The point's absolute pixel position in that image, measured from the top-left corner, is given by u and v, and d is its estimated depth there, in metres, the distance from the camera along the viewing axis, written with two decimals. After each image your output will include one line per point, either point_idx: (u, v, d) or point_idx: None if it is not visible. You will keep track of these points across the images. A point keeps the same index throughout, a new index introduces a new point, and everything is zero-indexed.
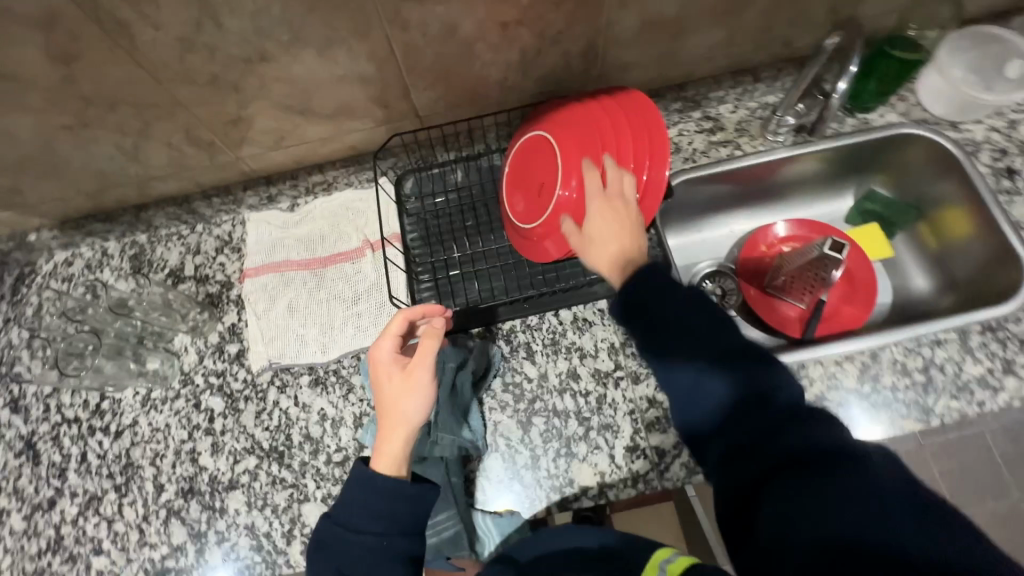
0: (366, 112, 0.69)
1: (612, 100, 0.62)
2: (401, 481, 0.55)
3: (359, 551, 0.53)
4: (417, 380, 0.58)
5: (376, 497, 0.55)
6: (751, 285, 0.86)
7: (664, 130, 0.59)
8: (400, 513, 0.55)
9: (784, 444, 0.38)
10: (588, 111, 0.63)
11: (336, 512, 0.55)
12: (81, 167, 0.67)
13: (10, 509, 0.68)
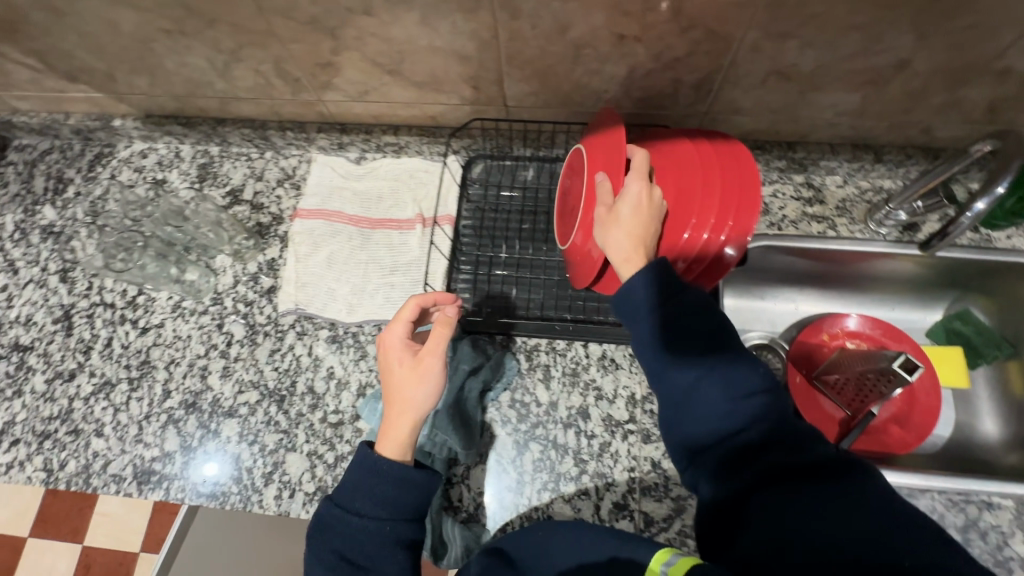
0: (453, 88, 0.66)
1: (709, 147, 0.57)
2: (407, 467, 0.50)
3: (359, 537, 0.48)
4: (424, 359, 0.53)
5: (382, 480, 0.49)
6: (798, 373, 0.78)
7: (758, 191, 0.53)
8: (405, 500, 0.49)
9: (779, 461, 0.40)
10: (697, 150, 0.57)
11: (336, 495, 0.50)
12: (172, 72, 0.68)
13: (35, 370, 0.72)
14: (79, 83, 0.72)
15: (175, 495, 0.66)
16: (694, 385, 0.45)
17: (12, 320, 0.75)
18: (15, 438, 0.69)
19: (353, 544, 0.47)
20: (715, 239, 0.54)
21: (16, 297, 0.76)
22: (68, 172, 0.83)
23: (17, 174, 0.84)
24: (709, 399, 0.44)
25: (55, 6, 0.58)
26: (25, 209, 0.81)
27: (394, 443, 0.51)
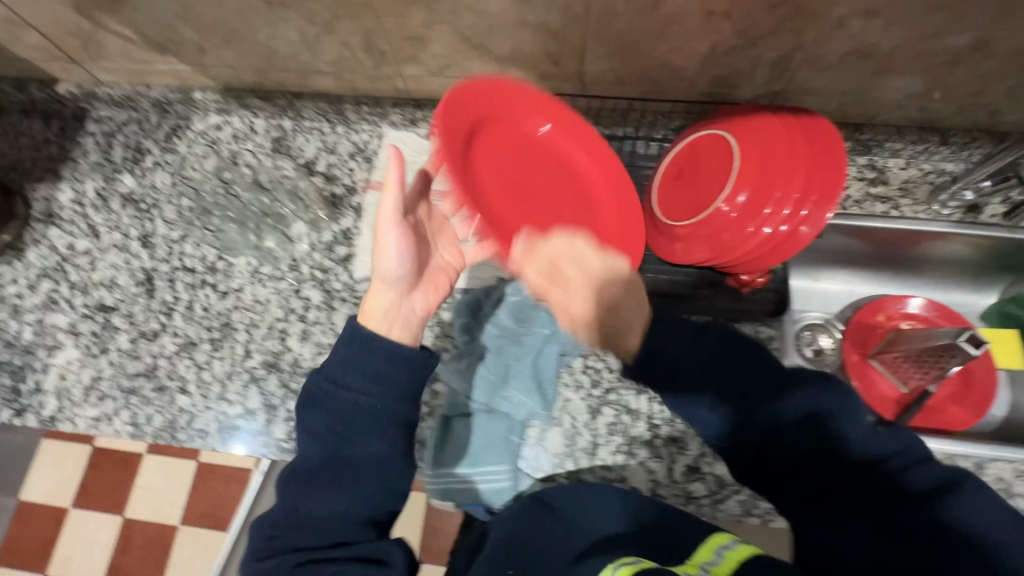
0: (534, 64, 0.68)
1: (795, 127, 0.59)
2: (398, 345, 0.55)
3: (353, 411, 0.53)
4: (388, 229, 0.55)
5: (357, 344, 0.54)
6: (854, 352, 0.81)
7: (839, 174, 0.56)
8: (395, 380, 0.54)
9: (858, 501, 0.47)
10: (784, 125, 0.59)
11: (325, 367, 0.55)
12: (262, 44, 0.71)
13: (119, 329, 0.75)
14: (168, 55, 0.75)
15: (260, 450, 0.68)
16: (706, 413, 0.54)
17: (96, 282, 0.78)
18: (102, 394, 0.72)
19: (338, 415, 0.53)
20: (795, 218, 0.57)
21: (99, 261, 0.79)
22: (145, 143, 0.86)
23: (96, 143, 0.86)
24: (715, 423, 0.54)
25: None
26: (105, 178, 0.84)
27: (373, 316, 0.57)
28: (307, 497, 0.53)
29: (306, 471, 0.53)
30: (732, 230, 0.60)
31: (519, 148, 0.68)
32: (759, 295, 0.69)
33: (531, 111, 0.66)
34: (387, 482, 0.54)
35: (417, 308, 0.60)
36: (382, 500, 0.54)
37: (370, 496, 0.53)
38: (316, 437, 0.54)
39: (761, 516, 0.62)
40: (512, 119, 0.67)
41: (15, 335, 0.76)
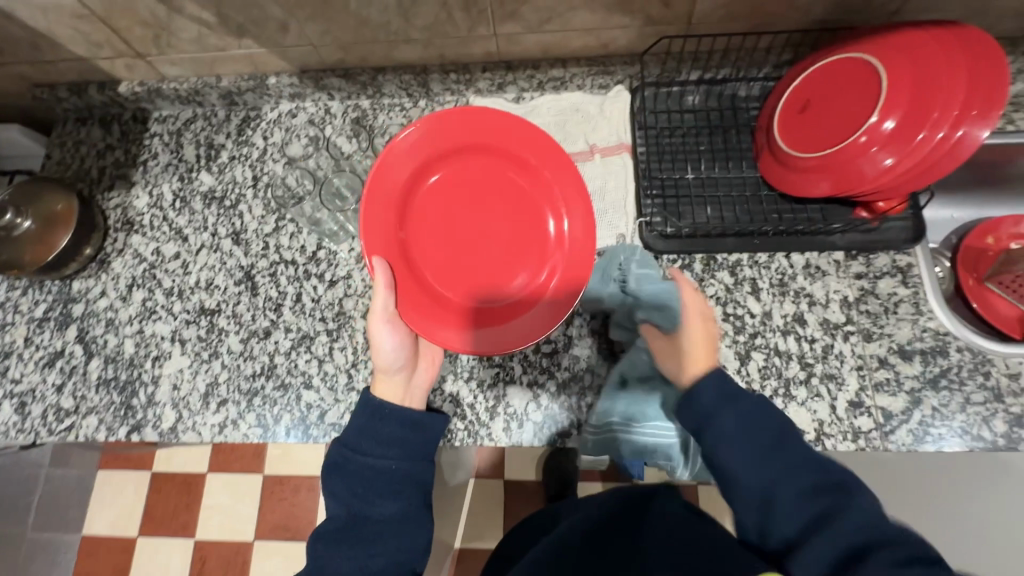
0: (642, 8, 0.66)
1: (953, 46, 0.56)
2: (408, 409, 0.57)
3: (371, 473, 0.54)
4: (381, 324, 0.59)
5: (371, 472, 0.54)
6: (970, 276, 0.80)
7: (1002, 92, 0.53)
8: (411, 439, 0.56)
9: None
10: (933, 39, 0.57)
11: (344, 434, 0.56)
12: (352, 14, 0.67)
13: (227, 331, 0.72)
14: (246, 38, 0.71)
15: None
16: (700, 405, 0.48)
17: (193, 286, 0.74)
18: (221, 398, 0.69)
19: (359, 481, 0.54)
20: (952, 139, 0.55)
21: (191, 264, 0.75)
22: (217, 138, 0.82)
23: (164, 144, 0.82)
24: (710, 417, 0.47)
25: None
26: (181, 178, 0.80)
27: (384, 382, 0.61)
28: (331, 553, 0.51)
29: (332, 529, 0.52)
30: (878, 157, 0.58)
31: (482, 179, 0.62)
32: (890, 223, 0.68)
33: (390, 154, 0.58)
34: (410, 543, 0.53)
35: (422, 386, 0.63)
36: (407, 555, 0.52)
37: (396, 550, 0.52)
38: (339, 500, 0.54)
39: (934, 443, 0.60)
40: (389, 162, 0.58)
41: (116, 349, 0.72)
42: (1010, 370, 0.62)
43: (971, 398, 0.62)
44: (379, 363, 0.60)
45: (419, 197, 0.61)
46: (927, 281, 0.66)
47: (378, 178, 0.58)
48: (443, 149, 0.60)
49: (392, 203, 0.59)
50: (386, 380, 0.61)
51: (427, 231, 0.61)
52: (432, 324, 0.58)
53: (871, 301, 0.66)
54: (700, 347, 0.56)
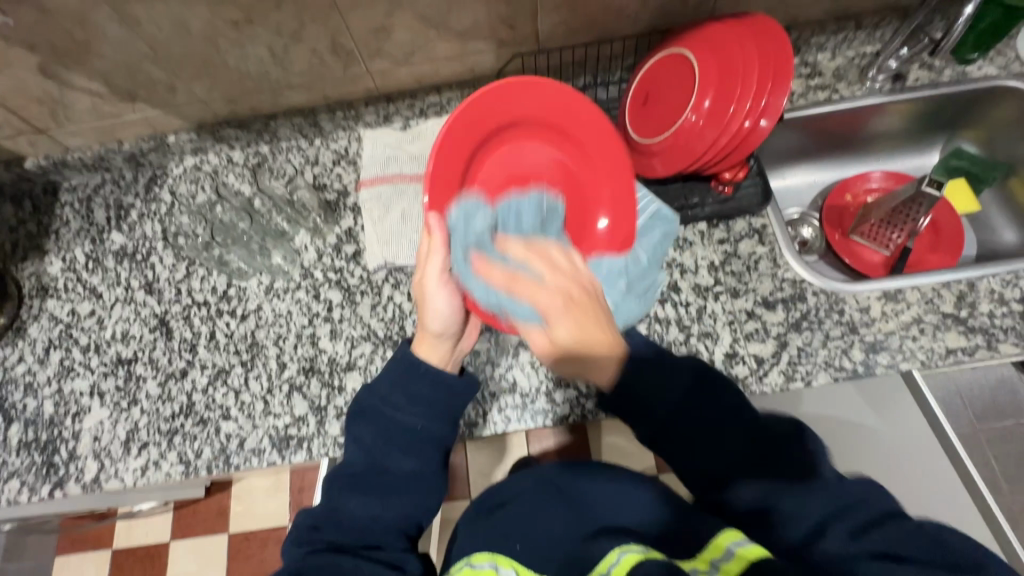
0: (492, 33, 0.73)
1: (748, 33, 0.65)
2: (444, 370, 0.55)
3: (396, 427, 0.52)
4: (437, 290, 0.56)
5: (398, 421, 0.52)
6: (836, 232, 0.90)
7: (790, 67, 0.62)
8: (441, 400, 0.54)
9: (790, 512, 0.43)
10: (731, 27, 0.66)
11: (376, 383, 0.55)
12: (232, 68, 0.73)
13: (145, 376, 0.74)
14: (138, 102, 0.76)
15: (319, 452, 0.68)
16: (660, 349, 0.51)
17: (109, 339, 0.77)
18: (143, 442, 0.71)
19: (386, 435, 0.52)
20: (756, 111, 0.63)
21: (106, 318, 0.78)
22: (126, 199, 0.86)
23: (75, 211, 0.85)
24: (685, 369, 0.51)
25: (132, 14, 0.63)
26: (92, 240, 0.83)
27: (429, 344, 0.58)
28: (344, 498, 0.50)
29: (350, 476, 0.51)
30: (704, 135, 0.66)
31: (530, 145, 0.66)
32: (744, 190, 0.75)
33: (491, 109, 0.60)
34: (420, 505, 0.51)
35: (466, 352, 0.61)
36: (415, 512, 0.51)
37: (407, 507, 0.51)
38: (361, 447, 0.52)
39: (803, 378, 0.66)
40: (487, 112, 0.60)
41: (35, 412, 0.74)
42: (860, 305, 0.69)
43: (830, 334, 0.68)
44: (431, 326, 0.57)
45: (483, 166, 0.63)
46: (780, 237, 0.74)
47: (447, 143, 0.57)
48: (515, 119, 0.63)
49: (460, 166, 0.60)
50: (433, 346, 0.57)
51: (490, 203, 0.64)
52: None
53: (734, 262, 0.73)
54: (586, 344, 0.46)
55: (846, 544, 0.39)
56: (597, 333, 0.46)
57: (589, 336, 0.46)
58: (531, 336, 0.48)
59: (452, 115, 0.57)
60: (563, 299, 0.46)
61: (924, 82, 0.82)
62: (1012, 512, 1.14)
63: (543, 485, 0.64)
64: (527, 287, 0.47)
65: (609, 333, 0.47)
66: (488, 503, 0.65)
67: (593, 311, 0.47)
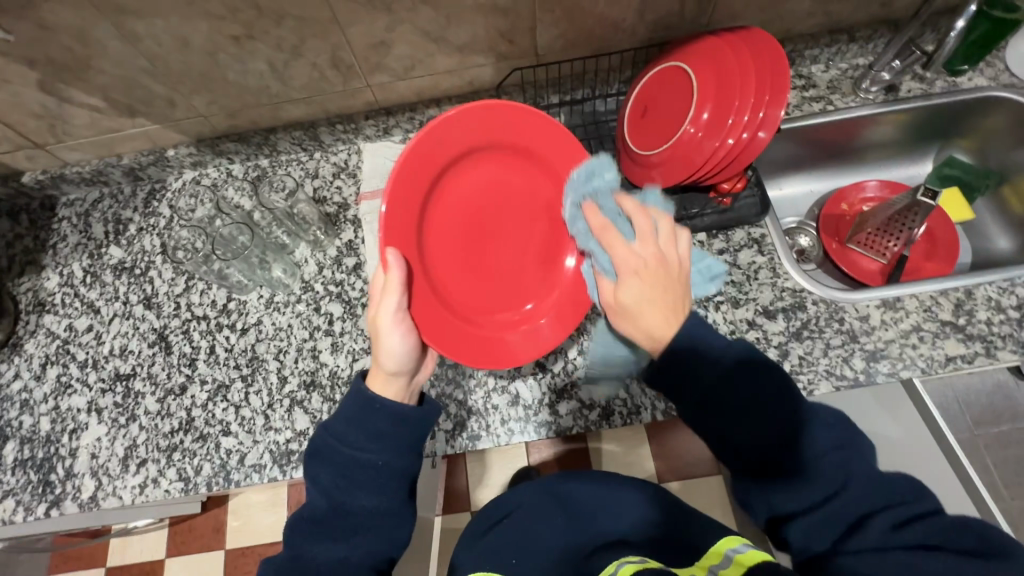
0: (491, 47, 0.74)
1: (745, 48, 0.66)
2: (401, 405, 0.53)
3: (355, 465, 0.51)
4: (389, 330, 0.53)
5: (357, 463, 0.51)
6: (833, 241, 0.90)
7: (786, 79, 0.63)
8: (398, 433, 0.52)
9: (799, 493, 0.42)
10: (727, 41, 0.67)
11: (330, 423, 0.53)
12: (231, 82, 0.73)
13: (144, 393, 0.74)
14: (138, 116, 0.77)
15: None
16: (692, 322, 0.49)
17: (107, 354, 0.76)
18: (141, 459, 0.70)
19: (347, 474, 0.51)
20: (754, 123, 0.64)
21: (105, 333, 0.78)
22: (124, 213, 0.85)
23: (73, 226, 0.85)
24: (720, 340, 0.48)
25: (132, 29, 0.63)
26: (90, 254, 0.83)
27: (384, 380, 0.56)
28: (310, 543, 0.50)
29: (315, 516, 0.51)
30: (703, 147, 0.66)
31: (497, 170, 0.60)
32: (742, 201, 0.75)
33: (465, 131, 0.54)
34: (389, 537, 0.52)
35: (421, 381, 0.60)
36: (385, 547, 0.51)
37: (373, 541, 0.50)
38: (322, 488, 0.51)
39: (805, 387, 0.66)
40: (446, 141, 0.53)
41: (31, 429, 0.73)
42: (860, 313, 0.70)
43: (831, 343, 0.69)
44: (386, 365, 0.54)
45: (443, 196, 0.57)
46: (779, 247, 0.74)
47: (399, 188, 0.51)
48: (475, 144, 0.56)
49: (416, 199, 0.53)
50: (388, 383, 0.56)
51: (452, 235, 0.59)
52: (435, 325, 0.57)
53: (734, 272, 0.73)
54: (643, 307, 0.51)
55: (882, 534, 0.39)
56: (655, 318, 0.50)
57: (650, 301, 0.51)
58: (604, 287, 0.56)
59: (404, 150, 0.50)
60: (639, 268, 0.52)
61: (917, 93, 0.83)
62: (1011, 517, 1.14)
63: (543, 494, 0.63)
64: (615, 242, 0.54)
65: (673, 302, 0.51)
66: (491, 512, 0.66)
67: (668, 284, 0.51)
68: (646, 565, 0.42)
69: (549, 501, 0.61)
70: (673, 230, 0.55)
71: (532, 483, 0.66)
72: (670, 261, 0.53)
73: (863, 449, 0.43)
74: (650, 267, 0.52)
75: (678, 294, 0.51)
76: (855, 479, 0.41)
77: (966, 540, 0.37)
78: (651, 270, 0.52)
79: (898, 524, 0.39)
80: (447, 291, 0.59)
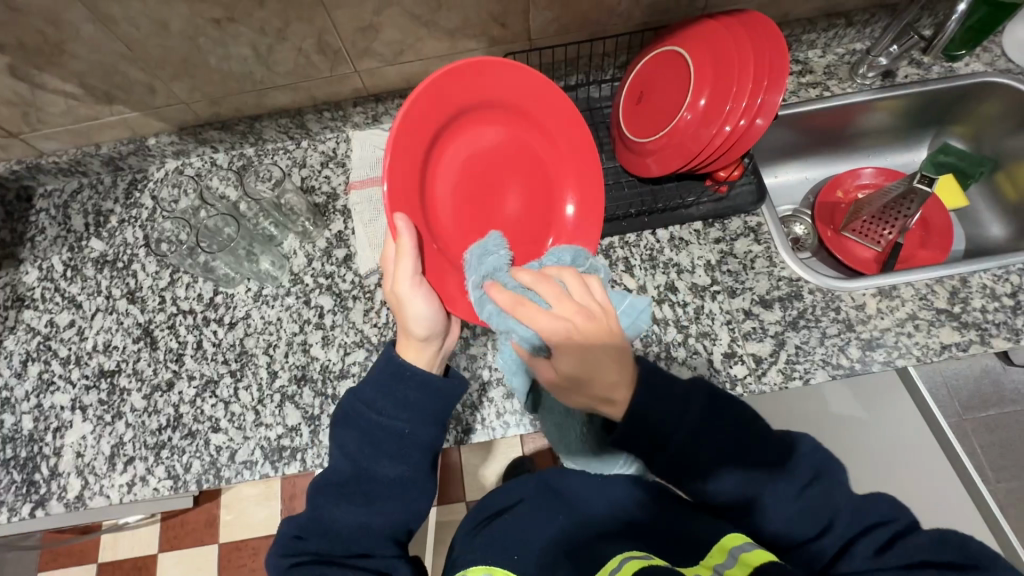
0: (483, 31, 0.72)
1: (744, 32, 0.64)
2: (430, 373, 0.52)
3: (384, 430, 0.50)
4: (411, 296, 0.52)
5: (384, 427, 0.50)
6: (828, 229, 0.90)
7: (785, 65, 0.62)
8: (428, 405, 0.52)
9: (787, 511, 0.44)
10: (725, 25, 0.66)
11: (362, 387, 0.52)
12: (214, 68, 0.71)
13: (129, 389, 0.72)
14: (116, 104, 0.74)
15: (313, 462, 0.67)
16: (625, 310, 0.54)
17: (90, 350, 0.74)
18: (128, 457, 0.68)
19: (371, 440, 0.50)
20: (751, 110, 0.62)
21: (87, 329, 0.75)
22: (105, 204, 0.83)
23: (51, 218, 0.82)
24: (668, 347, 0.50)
25: (107, 11, 0.60)
26: (70, 248, 0.80)
27: (416, 349, 0.55)
28: (330, 507, 0.49)
29: (332, 486, 0.49)
30: (700, 134, 0.65)
31: (495, 131, 0.61)
32: (738, 189, 0.75)
33: (462, 90, 0.55)
34: (412, 509, 0.50)
35: (452, 349, 0.59)
36: (405, 517, 0.50)
37: (395, 514, 0.49)
38: (347, 454, 0.50)
39: (802, 377, 0.66)
40: (444, 101, 0.54)
41: (14, 428, 0.71)
42: (856, 302, 0.70)
43: (827, 332, 0.68)
44: (414, 333, 0.53)
45: (438, 164, 0.57)
46: (776, 235, 0.73)
47: (399, 142, 0.50)
48: (473, 107, 0.57)
49: (419, 157, 0.53)
50: (421, 352, 0.54)
51: (453, 203, 0.59)
52: (456, 294, 0.58)
53: (730, 262, 0.73)
54: (590, 372, 0.44)
55: (864, 559, 0.41)
56: (603, 359, 0.44)
57: (592, 355, 0.44)
58: (539, 363, 0.48)
59: (403, 105, 0.50)
60: (568, 337, 0.44)
61: (914, 79, 0.82)
62: (997, 499, 1.16)
63: (544, 487, 0.63)
64: (531, 317, 0.46)
65: (619, 360, 0.44)
66: (488, 504, 0.65)
67: (599, 327, 0.45)
68: (652, 562, 0.42)
69: (550, 494, 0.61)
70: (581, 277, 0.48)
71: (531, 475, 0.66)
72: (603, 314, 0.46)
73: (839, 477, 0.46)
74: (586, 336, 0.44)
75: (611, 332, 0.45)
76: (840, 511, 0.43)
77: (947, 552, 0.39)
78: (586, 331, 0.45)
79: (878, 548, 0.41)
80: (454, 251, 0.59)
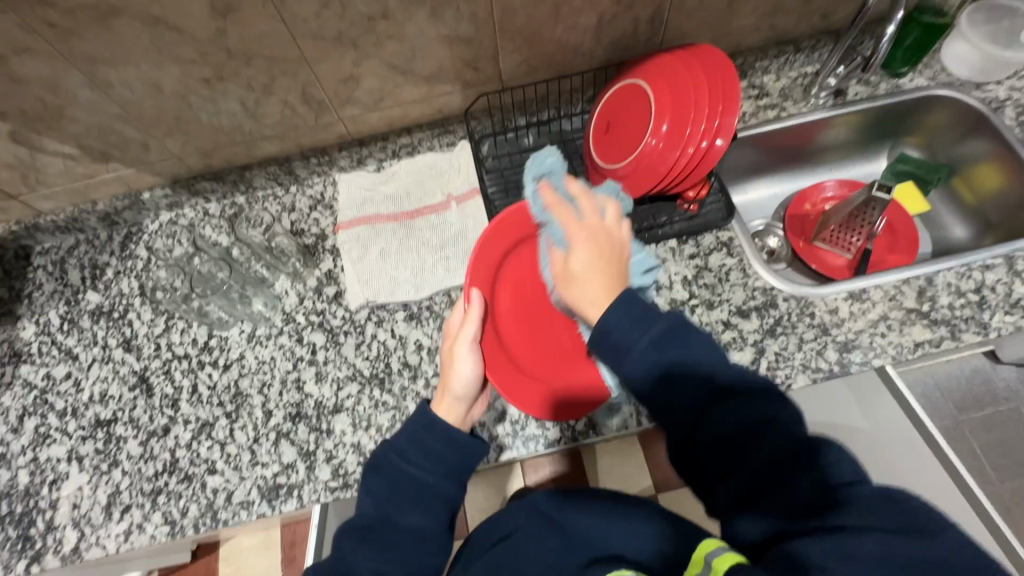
0: (456, 75, 0.77)
1: (696, 62, 0.70)
2: (458, 430, 0.55)
3: (410, 484, 0.53)
4: (464, 356, 0.60)
5: (410, 479, 0.53)
6: (800, 239, 0.94)
7: (737, 90, 0.67)
8: (453, 458, 0.54)
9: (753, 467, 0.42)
10: (680, 59, 0.71)
11: (392, 437, 0.56)
12: (205, 123, 0.75)
13: (126, 437, 0.73)
14: (112, 161, 0.78)
15: (310, 498, 0.67)
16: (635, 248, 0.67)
17: (86, 401, 0.75)
18: (125, 506, 0.68)
19: (402, 490, 0.53)
20: (711, 132, 0.67)
21: (84, 380, 0.77)
22: (101, 257, 0.85)
23: (49, 274, 0.84)
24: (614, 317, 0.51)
25: (104, 77, 0.65)
26: (67, 301, 0.82)
27: (448, 405, 0.60)
28: (350, 552, 0.50)
29: (356, 529, 0.52)
30: (665, 157, 0.69)
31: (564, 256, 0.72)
32: (709, 207, 0.79)
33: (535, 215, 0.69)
34: (425, 564, 0.51)
35: (477, 418, 0.63)
36: (419, 570, 0.51)
37: (411, 562, 0.51)
38: (373, 499, 0.53)
39: (783, 383, 0.68)
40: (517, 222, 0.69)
41: (9, 483, 0.71)
42: (829, 307, 0.72)
43: (804, 337, 0.71)
44: (453, 389, 0.59)
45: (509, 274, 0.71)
46: (747, 248, 0.77)
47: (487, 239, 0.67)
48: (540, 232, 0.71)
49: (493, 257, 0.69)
50: (452, 407, 0.59)
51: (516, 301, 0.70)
52: (503, 373, 0.64)
53: (706, 275, 0.76)
54: (590, 275, 0.56)
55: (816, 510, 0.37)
56: (598, 289, 0.54)
57: (597, 271, 0.56)
58: (553, 254, 0.60)
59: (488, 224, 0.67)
60: (586, 242, 0.58)
61: (863, 96, 0.87)
62: (1002, 500, 1.16)
63: (534, 513, 0.63)
64: (562, 214, 0.61)
65: (619, 280, 0.55)
66: (485, 531, 0.66)
67: (613, 256, 0.57)
68: None
69: (541, 521, 0.61)
70: (616, 212, 0.61)
71: (526, 502, 0.66)
72: (618, 242, 0.59)
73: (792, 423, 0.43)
74: (586, 258, 0.56)
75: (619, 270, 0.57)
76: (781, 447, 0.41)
77: (901, 520, 0.34)
78: (607, 261, 0.56)
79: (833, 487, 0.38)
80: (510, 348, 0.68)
